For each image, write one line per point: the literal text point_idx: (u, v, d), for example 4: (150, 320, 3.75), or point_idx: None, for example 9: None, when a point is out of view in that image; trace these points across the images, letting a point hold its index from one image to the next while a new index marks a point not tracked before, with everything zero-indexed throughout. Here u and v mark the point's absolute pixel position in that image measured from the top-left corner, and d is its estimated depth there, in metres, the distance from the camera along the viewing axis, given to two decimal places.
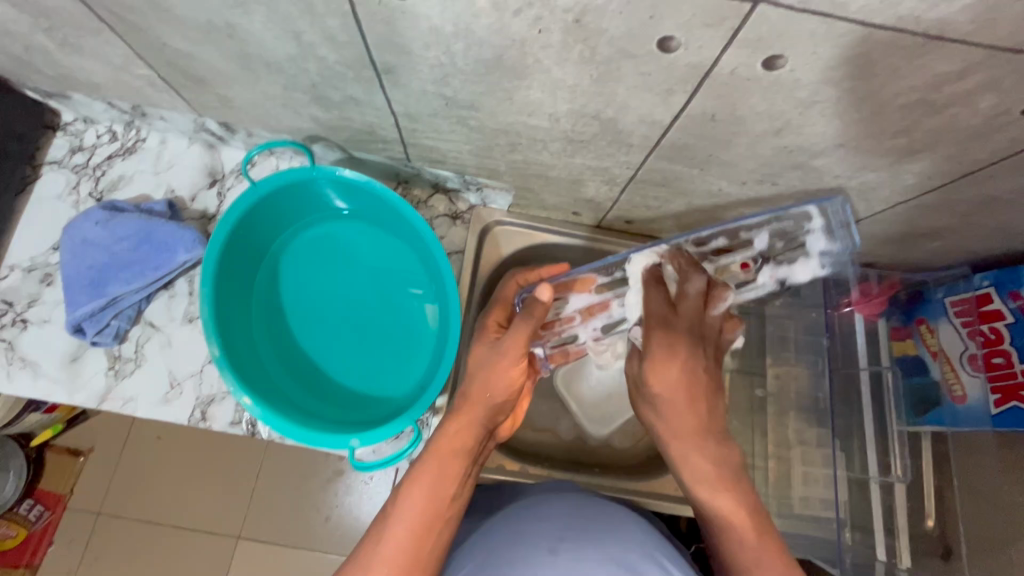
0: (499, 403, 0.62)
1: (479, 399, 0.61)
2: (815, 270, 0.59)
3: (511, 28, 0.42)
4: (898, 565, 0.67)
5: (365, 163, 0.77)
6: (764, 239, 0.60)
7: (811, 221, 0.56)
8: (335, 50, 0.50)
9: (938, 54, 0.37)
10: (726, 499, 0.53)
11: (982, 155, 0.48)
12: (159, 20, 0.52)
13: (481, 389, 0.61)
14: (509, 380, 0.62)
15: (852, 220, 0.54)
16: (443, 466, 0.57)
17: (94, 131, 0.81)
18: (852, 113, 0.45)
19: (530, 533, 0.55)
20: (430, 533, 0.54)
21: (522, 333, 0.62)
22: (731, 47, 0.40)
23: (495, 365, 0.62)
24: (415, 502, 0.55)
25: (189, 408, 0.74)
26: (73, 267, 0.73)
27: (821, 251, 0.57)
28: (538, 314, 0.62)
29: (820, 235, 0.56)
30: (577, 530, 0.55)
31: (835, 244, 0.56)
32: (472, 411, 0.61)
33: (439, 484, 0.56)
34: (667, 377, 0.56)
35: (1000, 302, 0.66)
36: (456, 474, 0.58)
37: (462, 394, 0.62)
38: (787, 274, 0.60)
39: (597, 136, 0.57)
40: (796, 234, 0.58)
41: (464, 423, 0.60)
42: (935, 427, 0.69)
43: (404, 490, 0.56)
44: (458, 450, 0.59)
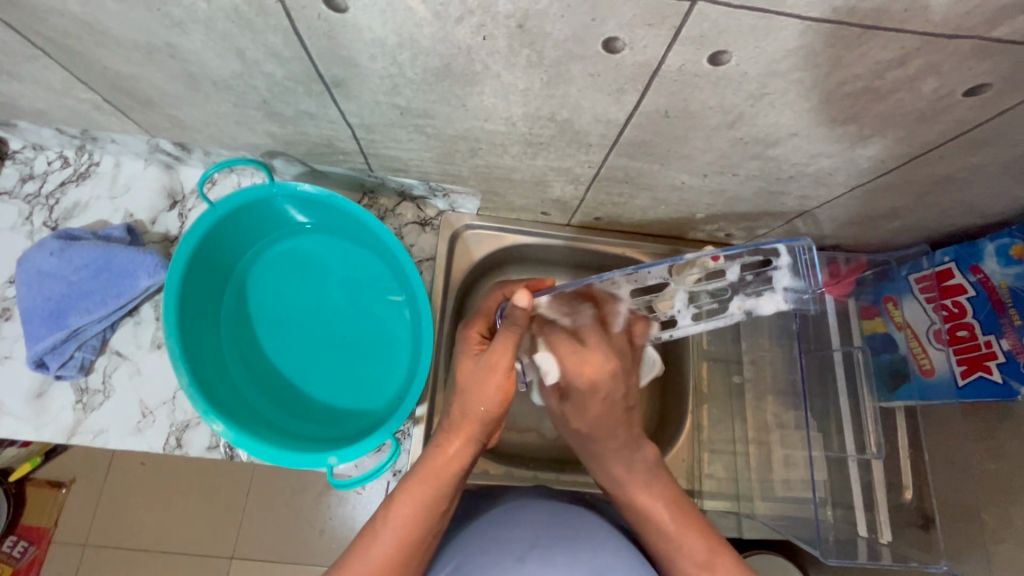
0: (497, 414, 0.59)
1: (475, 417, 0.58)
2: (779, 304, 0.57)
3: (455, 36, 0.42)
4: (879, 540, 0.70)
5: (328, 175, 0.76)
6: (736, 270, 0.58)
7: (778, 256, 0.56)
8: (280, 65, 0.49)
9: (878, 42, 0.37)
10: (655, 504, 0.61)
11: (931, 137, 0.49)
12: (96, 44, 0.50)
13: (478, 404, 0.57)
14: (503, 392, 0.58)
15: (815, 258, 0.55)
16: (438, 485, 0.57)
17: (45, 158, 0.79)
18: (802, 103, 0.45)
19: (505, 539, 0.59)
20: (417, 545, 0.56)
21: (506, 344, 0.55)
22: (676, 45, 0.40)
23: (487, 379, 0.57)
24: (406, 518, 0.55)
25: (163, 435, 0.73)
26: (30, 300, 0.70)
27: (786, 287, 0.57)
28: (521, 322, 0.53)
29: (786, 271, 0.56)
30: (545, 536, 0.60)
31: (800, 280, 0.56)
32: (468, 429, 0.59)
33: (431, 502, 0.57)
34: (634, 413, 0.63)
35: (962, 277, 0.68)
36: (448, 492, 0.58)
37: (456, 409, 0.60)
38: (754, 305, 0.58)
39: (555, 138, 0.56)
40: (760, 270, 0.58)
41: (460, 442, 0.59)
42: (907, 402, 0.71)
43: (396, 506, 0.56)
44: (454, 469, 0.58)
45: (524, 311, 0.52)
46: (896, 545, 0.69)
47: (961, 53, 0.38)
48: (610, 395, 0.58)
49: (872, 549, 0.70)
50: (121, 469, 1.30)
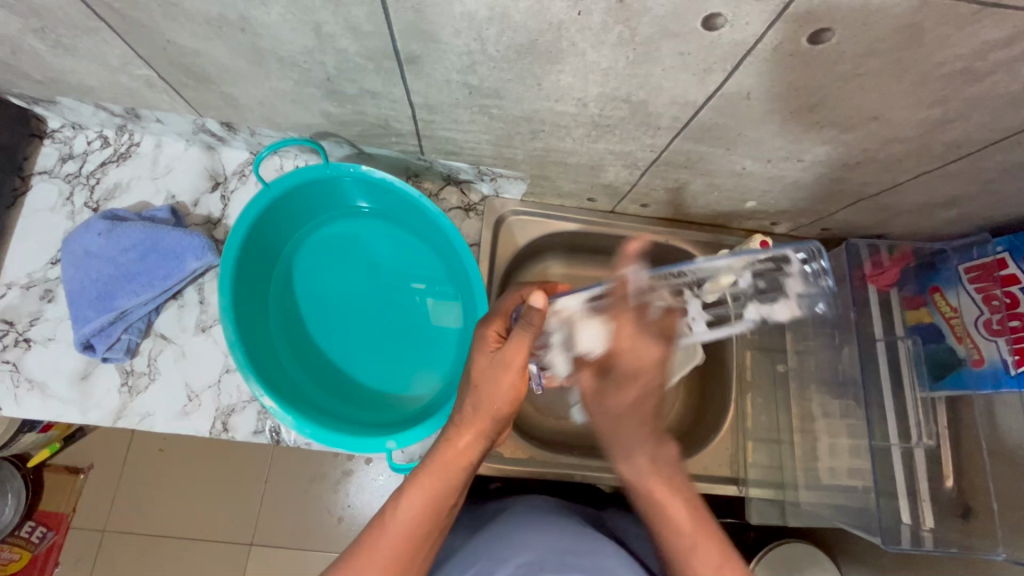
0: (506, 412, 0.60)
1: (487, 413, 0.59)
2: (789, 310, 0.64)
3: (550, 10, 0.41)
4: (922, 527, 0.71)
5: (375, 158, 0.75)
6: (748, 277, 0.62)
7: (790, 262, 0.61)
8: (356, 40, 0.48)
9: (991, 20, 0.37)
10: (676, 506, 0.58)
11: (1014, 122, 0.49)
12: (165, 16, 0.49)
13: (490, 401, 0.59)
14: (516, 390, 0.60)
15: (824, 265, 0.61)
16: (449, 477, 0.57)
17: (85, 137, 0.77)
18: (892, 85, 0.45)
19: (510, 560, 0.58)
20: (422, 541, 0.55)
21: (523, 342, 0.56)
22: (779, 22, 0.39)
23: (500, 375, 0.58)
24: (413, 511, 0.54)
25: (209, 419, 0.72)
26: (77, 281, 0.70)
27: (798, 293, 0.63)
28: (537, 322, 0.55)
29: (797, 278, 0.62)
30: (553, 556, 0.58)
31: (808, 283, 0.62)
32: (480, 424, 0.59)
33: (441, 495, 0.56)
34: (625, 400, 0.65)
35: (1016, 267, 0.68)
36: (458, 484, 0.58)
37: (467, 404, 0.60)
38: (768, 312, 0.64)
39: (624, 120, 0.56)
40: (772, 274, 0.62)
41: (471, 437, 0.59)
42: (950, 392, 0.72)
43: (406, 498, 0.55)
44: (466, 461, 0.58)
45: (540, 312, 0.54)
46: (938, 530, 0.70)
47: None
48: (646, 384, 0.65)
49: (915, 536, 0.70)
50: (143, 455, 1.30)
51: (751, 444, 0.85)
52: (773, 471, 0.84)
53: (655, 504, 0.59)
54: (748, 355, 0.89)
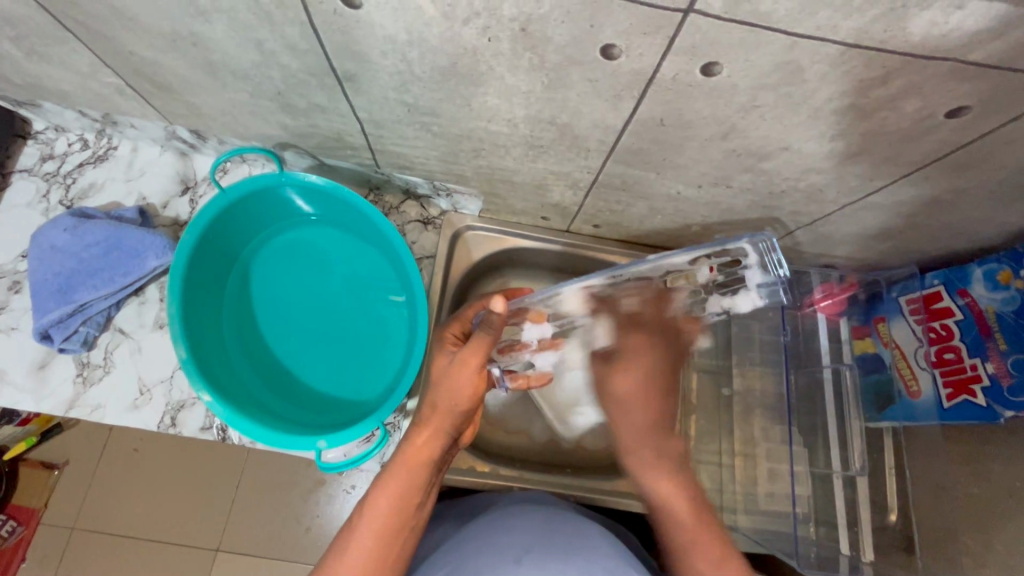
0: (467, 409, 0.58)
1: (447, 411, 0.57)
2: (755, 301, 0.55)
3: (462, 36, 0.44)
4: (861, 558, 0.70)
5: (335, 170, 0.78)
6: (705, 272, 0.53)
7: (747, 255, 0.50)
8: (296, 57, 0.51)
9: (860, 60, 0.39)
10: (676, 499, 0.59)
11: (916, 157, 0.51)
12: (123, 28, 0.53)
13: (448, 399, 0.57)
14: (476, 387, 0.58)
15: (782, 255, 0.49)
16: (411, 477, 0.56)
17: (66, 140, 0.81)
18: (792, 117, 0.47)
19: (497, 543, 0.59)
20: (396, 538, 0.55)
21: (482, 343, 0.55)
22: (670, 55, 0.42)
23: (457, 376, 0.56)
24: (380, 514, 0.54)
25: (158, 413, 0.74)
26: (40, 273, 0.73)
27: (759, 284, 0.53)
28: (496, 326, 0.54)
29: (756, 269, 0.51)
30: (542, 539, 0.59)
31: (770, 276, 0.51)
32: (439, 421, 0.58)
33: (407, 493, 0.56)
34: (633, 379, 0.62)
35: (949, 300, 0.69)
36: (423, 482, 0.57)
37: (427, 402, 0.58)
38: (730, 303, 0.56)
39: (556, 141, 0.59)
40: (732, 267, 0.52)
41: (429, 434, 0.58)
42: (893, 423, 0.72)
43: (374, 497, 0.55)
44: (426, 459, 0.57)
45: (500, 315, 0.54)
46: (877, 562, 0.70)
47: (941, 75, 0.40)
48: (653, 360, 0.61)
49: (853, 567, 0.70)
50: (113, 453, 1.31)
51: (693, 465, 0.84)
52: (714, 493, 0.82)
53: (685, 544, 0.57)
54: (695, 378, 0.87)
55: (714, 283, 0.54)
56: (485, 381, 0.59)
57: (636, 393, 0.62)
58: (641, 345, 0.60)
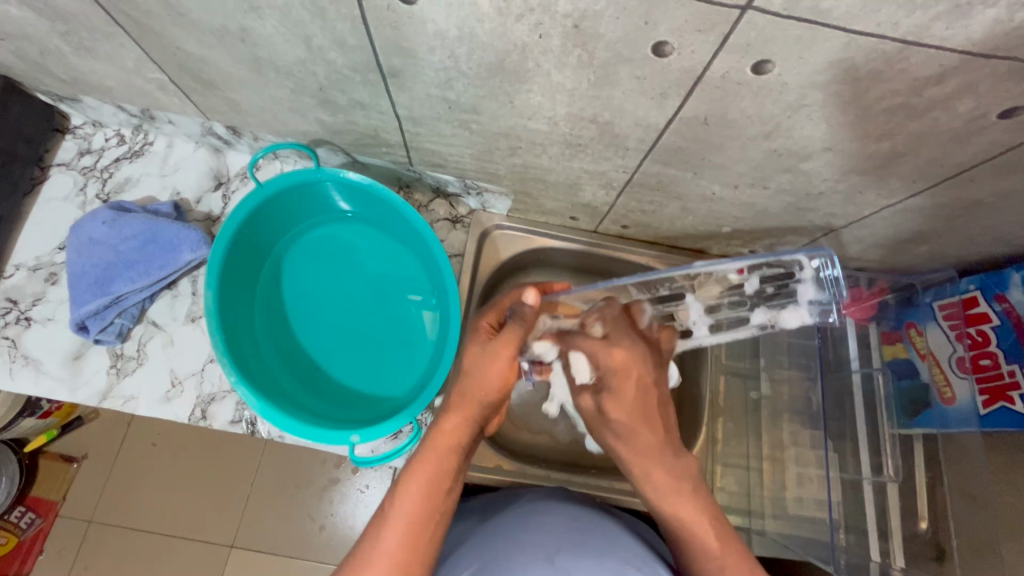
0: (494, 400, 0.59)
1: (475, 400, 0.58)
2: (804, 318, 0.59)
3: (513, 33, 0.44)
4: (892, 566, 0.69)
5: (368, 167, 0.79)
6: (755, 282, 0.60)
7: (801, 268, 0.55)
8: (343, 53, 0.52)
9: (917, 58, 0.39)
10: (693, 514, 0.57)
11: (962, 158, 0.51)
12: (175, 24, 0.54)
13: (477, 387, 0.58)
14: (505, 377, 0.59)
15: (841, 275, 0.53)
16: (440, 462, 0.55)
17: (103, 135, 0.83)
18: (839, 117, 0.47)
19: (527, 543, 0.58)
20: (430, 527, 0.53)
21: (515, 333, 0.58)
22: (722, 52, 0.42)
23: (491, 365, 0.58)
24: (412, 499, 0.53)
25: (189, 406, 0.75)
26: (79, 265, 0.74)
27: (810, 301, 0.57)
28: (530, 319, 0.59)
29: (809, 284, 0.55)
30: (569, 538, 0.59)
31: (824, 294, 0.55)
32: (469, 408, 0.58)
33: (437, 480, 0.54)
34: (625, 400, 0.58)
35: (987, 305, 0.70)
36: (453, 469, 0.56)
37: (456, 391, 0.59)
38: (776, 317, 0.61)
39: (594, 140, 0.59)
40: (784, 280, 0.58)
41: (458, 421, 0.58)
42: (928, 430, 0.70)
43: (402, 486, 0.54)
44: (455, 446, 0.57)
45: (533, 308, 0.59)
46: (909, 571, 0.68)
47: (999, 74, 0.40)
48: (643, 381, 0.58)
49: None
50: (134, 447, 1.32)
51: (719, 468, 0.87)
52: (740, 497, 0.86)
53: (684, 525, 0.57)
54: (721, 381, 0.91)
55: (763, 294, 0.60)
56: (515, 372, 0.60)
57: (638, 395, 0.58)
58: (627, 380, 0.57)
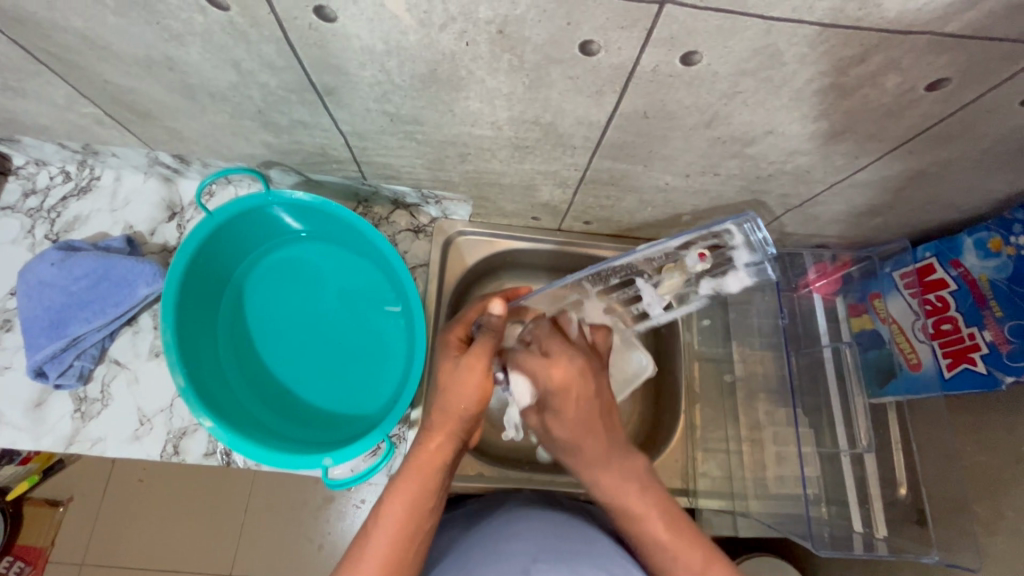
0: (475, 415, 0.58)
1: (456, 415, 0.57)
2: (743, 280, 0.62)
3: (440, 43, 0.44)
4: (875, 535, 0.70)
5: (323, 185, 0.78)
6: (695, 256, 0.60)
7: (732, 236, 0.56)
8: (274, 75, 0.51)
9: (838, 39, 0.39)
10: (639, 500, 0.60)
11: (899, 132, 0.51)
12: (98, 58, 0.52)
13: (458, 402, 0.57)
14: (484, 393, 0.58)
15: (767, 237, 0.54)
16: (425, 480, 0.55)
17: (47, 173, 0.80)
18: (774, 101, 0.48)
19: (505, 551, 0.58)
20: (413, 546, 0.53)
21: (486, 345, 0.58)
22: (649, 47, 0.42)
23: (468, 380, 0.57)
24: (396, 517, 0.52)
25: (160, 442, 0.73)
26: (30, 309, 0.72)
27: (746, 264, 0.59)
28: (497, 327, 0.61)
29: (742, 249, 0.58)
30: (547, 546, 0.58)
31: (757, 255, 0.57)
32: (451, 425, 0.57)
33: (420, 499, 0.54)
34: (568, 402, 0.60)
35: (943, 271, 0.70)
36: (437, 487, 0.56)
37: (436, 407, 0.58)
38: (719, 283, 0.63)
39: (540, 141, 0.59)
40: (720, 249, 0.59)
41: (441, 438, 0.57)
42: (896, 398, 0.72)
43: (386, 503, 0.53)
44: (440, 464, 0.56)
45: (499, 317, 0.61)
46: (891, 539, 0.70)
47: (918, 48, 0.40)
48: (582, 399, 0.60)
49: (867, 544, 0.70)
50: (118, 485, 1.30)
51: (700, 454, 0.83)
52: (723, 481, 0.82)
53: (632, 519, 0.60)
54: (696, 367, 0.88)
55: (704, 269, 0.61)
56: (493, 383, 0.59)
57: (580, 415, 0.60)
58: (563, 370, 0.60)
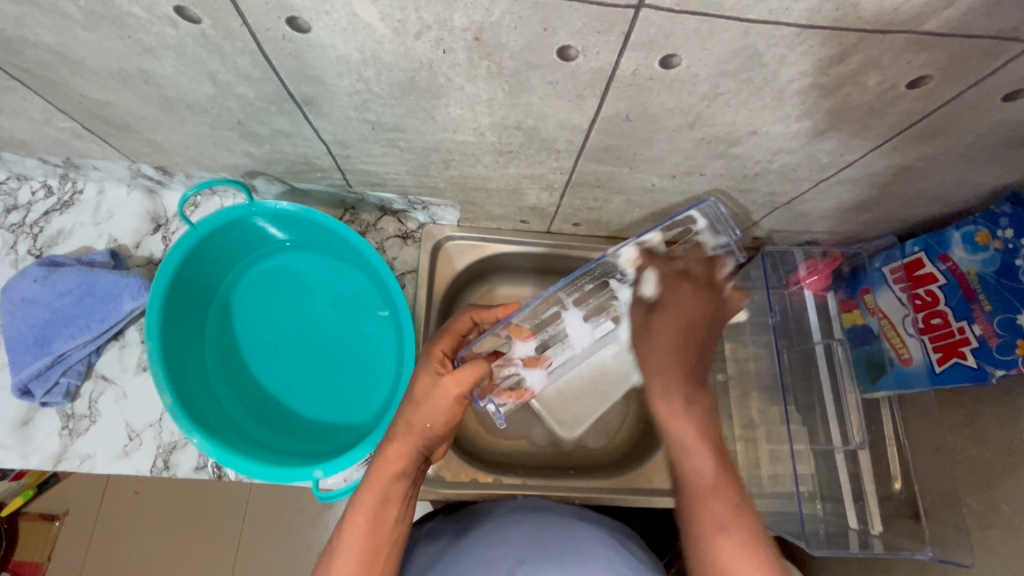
0: (439, 432, 0.57)
1: (420, 429, 0.56)
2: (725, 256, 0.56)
3: (416, 51, 0.43)
4: (870, 531, 0.71)
5: (308, 193, 0.77)
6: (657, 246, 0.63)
7: None
8: (251, 86, 0.50)
9: (817, 40, 0.39)
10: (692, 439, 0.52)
11: (883, 129, 0.51)
12: (73, 73, 0.52)
13: (424, 417, 0.56)
14: (452, 410, 0.57)
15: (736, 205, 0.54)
16: (386, 492, 0.54)
17: (29, 188, 0.79)
18: (755, 101, 0.47)
19: (490, 559, 0.58)
20: (379, 559, 0.52)
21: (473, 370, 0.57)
22: (628, 51, 0.41)
23: (435, 399, 0.56)
24: (357, 533, 0.52)
25: (150, 458, 0.73)
26: (13, 327, 0.71)
27: None
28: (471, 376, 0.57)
29: None
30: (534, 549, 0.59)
31: None
32: (413, 438, 0.55)
33: (381, 513, 0.53)
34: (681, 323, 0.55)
35: (932, 265, 0.69)
36: (401, 496, 0.54)
37: (401, 417, 0.57)
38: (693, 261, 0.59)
39: (524, 146, 0.58)
40: None
41: (402, 448, 0.55)
42: (888, 392, 0.72)
43: (349, 518, 0.53)
44: (399, 474, 0.55)
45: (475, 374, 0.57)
46: (886, 535, 0.70)
47: (897, 48, 0.40)
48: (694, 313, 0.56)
49: (863, 542, 0.70)
50: (113, 498, 1.29)
51: None
52: None
53: (687, 452, 0.52)
54: None
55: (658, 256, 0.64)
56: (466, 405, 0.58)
57: (672, 341, 0.55)
58: (670, 322, 0.56)
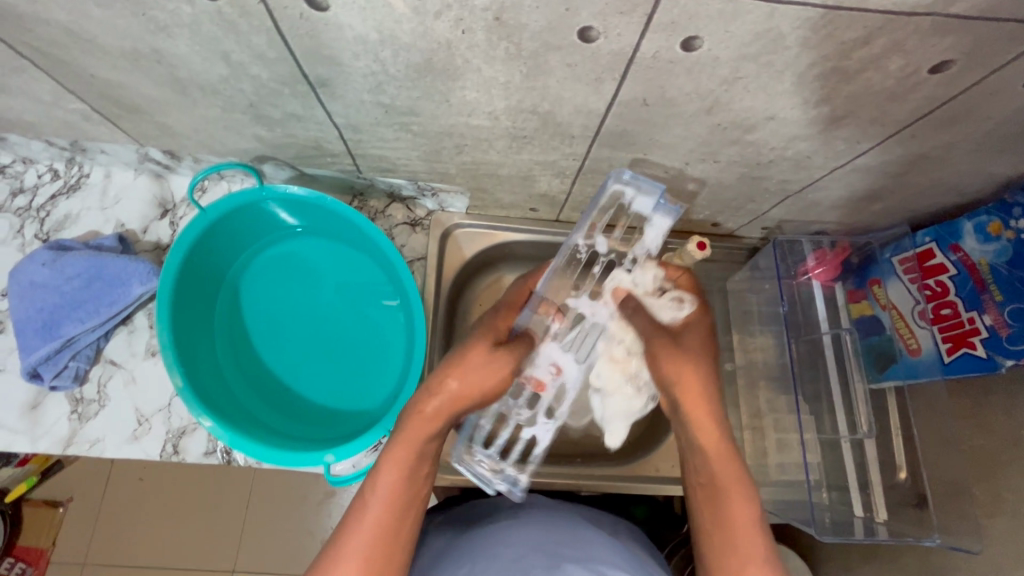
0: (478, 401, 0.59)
1: (465, 392, 0.57)
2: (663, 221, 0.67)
3: (435, 31, 0.43)
4: (875, 519, 0.71)
5: (318, 179, 0.77)
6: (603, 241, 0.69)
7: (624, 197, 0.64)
8: (265, 67, 0.50)
9: (841, 22, 0.39)
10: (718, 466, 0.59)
11: (902, 116, 0.51)
12: (84, 52, 0.51)
13: (471, 381, 0.57)
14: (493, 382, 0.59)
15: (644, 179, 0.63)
16: (419, 449, 0.55)
17: (35, 171, 0.79)
18: (775, 85, 0.47)
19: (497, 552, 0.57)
20: (405, 513, 0.54)
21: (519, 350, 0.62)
22: (649, 32, 0.41)
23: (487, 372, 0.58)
24: (390, 486, 0.53)
25: (159, 443, 0.73)
26: (22, 311, 0.71)
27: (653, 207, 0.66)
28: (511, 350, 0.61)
29: (639, 198, 0.64)
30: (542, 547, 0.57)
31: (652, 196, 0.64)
32: (460, 396, 0.57)
33: (413, 469, 0.55)
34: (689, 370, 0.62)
35: (943, 256, 0.69)
36: (430, 456, 0.56)
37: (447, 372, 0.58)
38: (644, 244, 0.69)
39: (539, 131, 0.58)
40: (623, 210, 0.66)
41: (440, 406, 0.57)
42: (896, 383, 0.72)
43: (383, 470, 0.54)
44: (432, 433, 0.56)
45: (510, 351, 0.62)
46: (892, 523, 0.70)
47: (922, 31, 0.40)
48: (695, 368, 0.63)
49: (868, 529, 0.71)
50: (118, 485, 1.29)
51: None
52: None
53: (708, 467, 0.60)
54: None
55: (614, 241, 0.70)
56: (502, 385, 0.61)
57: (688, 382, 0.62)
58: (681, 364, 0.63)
